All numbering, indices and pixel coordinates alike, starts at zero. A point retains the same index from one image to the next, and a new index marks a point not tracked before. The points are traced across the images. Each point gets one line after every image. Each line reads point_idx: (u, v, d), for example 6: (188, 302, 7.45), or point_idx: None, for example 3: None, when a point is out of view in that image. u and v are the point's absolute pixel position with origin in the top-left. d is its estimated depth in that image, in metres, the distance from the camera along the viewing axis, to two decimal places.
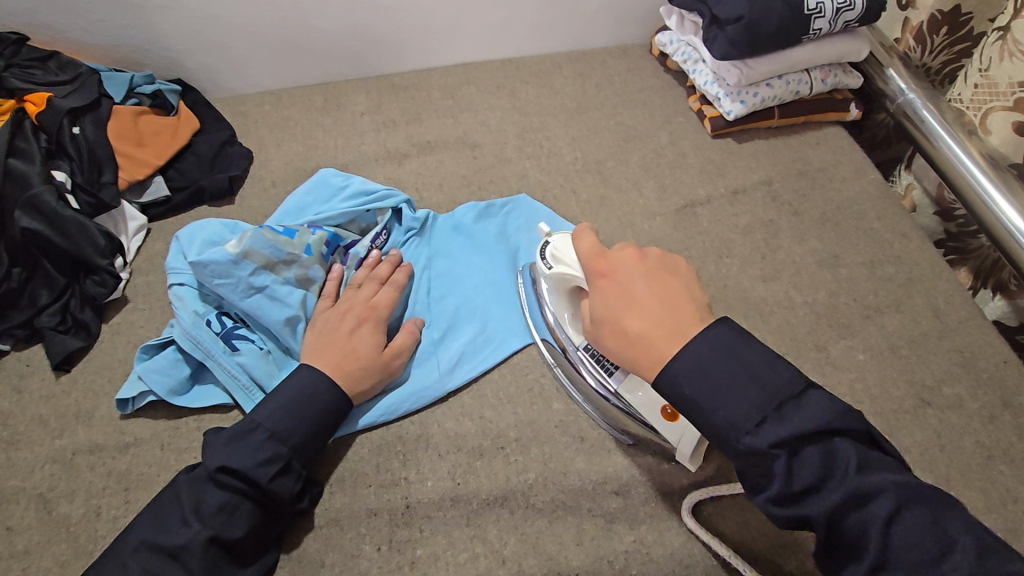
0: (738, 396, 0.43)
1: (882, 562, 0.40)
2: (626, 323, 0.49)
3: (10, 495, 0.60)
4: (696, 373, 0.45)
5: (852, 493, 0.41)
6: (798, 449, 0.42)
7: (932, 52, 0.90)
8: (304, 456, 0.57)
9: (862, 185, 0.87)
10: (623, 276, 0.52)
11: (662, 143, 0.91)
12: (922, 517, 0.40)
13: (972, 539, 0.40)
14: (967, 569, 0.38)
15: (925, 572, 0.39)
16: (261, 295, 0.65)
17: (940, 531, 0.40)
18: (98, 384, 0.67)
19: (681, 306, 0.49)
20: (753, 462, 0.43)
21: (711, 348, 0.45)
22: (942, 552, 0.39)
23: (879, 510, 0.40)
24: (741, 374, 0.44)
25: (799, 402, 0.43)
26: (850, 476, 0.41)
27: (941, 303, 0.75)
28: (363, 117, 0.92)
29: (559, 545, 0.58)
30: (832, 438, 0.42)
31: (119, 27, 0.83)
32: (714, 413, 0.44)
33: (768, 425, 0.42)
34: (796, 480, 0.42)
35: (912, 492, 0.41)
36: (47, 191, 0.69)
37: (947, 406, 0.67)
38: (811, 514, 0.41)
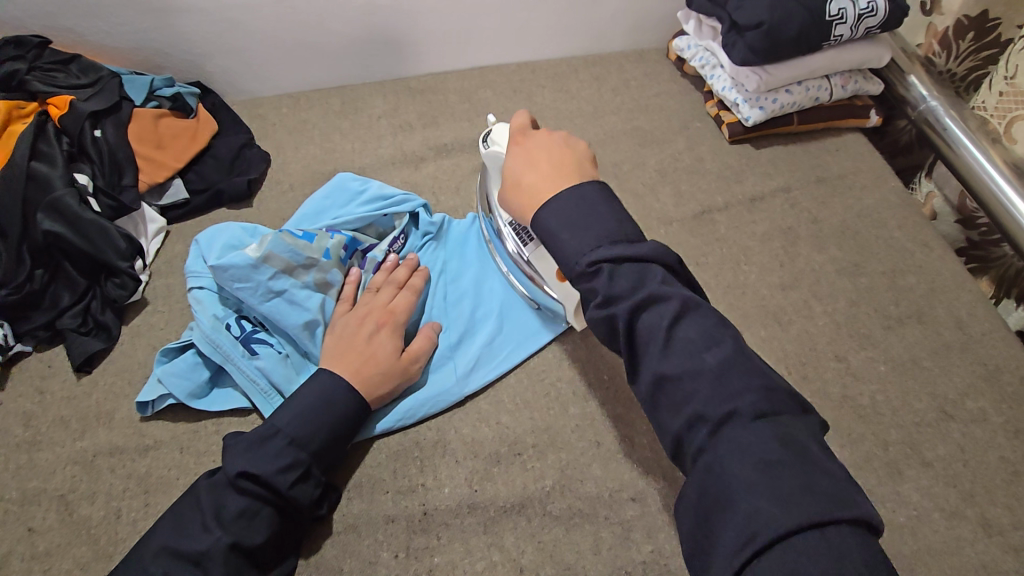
0: (586, 231, 0.47)
1: (666, 355, 0.44)
2: (522, 178, 0.54)
3: (32, 496, 0.60)
4: (559, 210, 0.48)
5: (650, 295, 0.45)
6: (619, 265, 0.46)
7: (956, 59, 0.88)
8: (323, 463, 0.58)
9: (882, 193, 0.86)
10: (531, 145, 0.56)
11: (679, 149, 0.90)
12: (702, 322, 0.45)
13: (734, 340, 0.44)
14: (724, 357, 0.43)
15: (693, 360, 0.43)
16: (280, 299, 0.65)
17: (711, 333, 0.44)
18: (118, 387, 0.67)
19: (569, 168, 0.52)
20: (583, 277, 0.46)
21: (577, 195, 0.49)
22: (709, 346, 0.44)
23: (667, 311, 0.44)
24: (597, 218, 0.48)
25: (636, 242, 0.47)
26: (652, 284, 0.45)
27: (964, 315, 0.74)
28: (380, 120, 0.93)
29: (577, 555, 0.57)
30: (648, 263, 0.47)
31: (139, 30, 0.84)
32: (564, 244, 0.48)
33: (603, 249, 0.46)
34: (614, 285, 0.45)
35: (696, 304, 0.46)
36: (69, 194, 0.69)
37: (970, 420, 0.67)
38: (617, 313, 0.45)
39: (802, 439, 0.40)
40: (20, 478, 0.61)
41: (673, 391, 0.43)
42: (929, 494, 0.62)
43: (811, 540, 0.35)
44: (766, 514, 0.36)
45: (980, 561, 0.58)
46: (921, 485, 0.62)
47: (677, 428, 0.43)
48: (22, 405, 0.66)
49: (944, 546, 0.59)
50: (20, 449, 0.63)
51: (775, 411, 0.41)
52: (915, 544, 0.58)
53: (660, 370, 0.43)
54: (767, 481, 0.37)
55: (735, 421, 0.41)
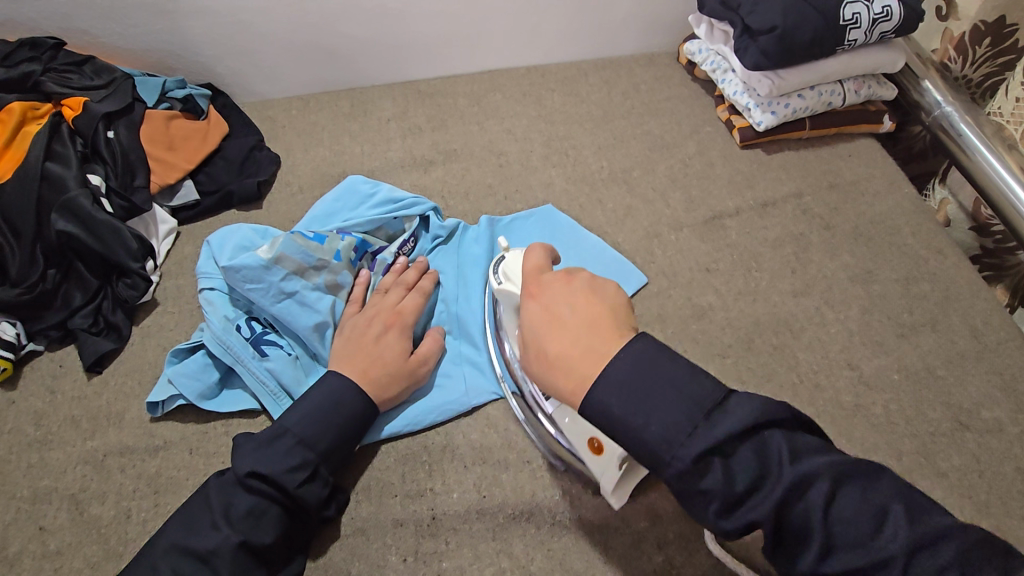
0: (666, 411, 0.40)
1: (827, 551, 0.37)
2: (545, 344, 0.46)
3: (43, 495, 0.60)
4: (620, 390, 0.41)
5: (788, 485, 0.38)
6: (732, 452, 0.39)
7: (973, 64, 0.88)
8: (331, 463, 0.57)
9: (896, 200, 0.85)
10: (550, 295, 0.49)
11: (689, 153, 0.90)
12: (854, 493, 0.38)
13: (903, 500, 0.38)
14: (905, 537, 0.36)
15: (865, 549, 0.36)
16: (291, 300, 0.65)
17: (870, 501, 0.38)
18: (129, 386, 0.67)
19: (602, 327, 0.45)
20: (685, 478, 0.39)
21: (634, 366, 0.42)
22: (880, 525, 0.37)
23: (816, 496, 0.37)
24: (666, 392, 0.41)
25: (724, 407, 0.40)
26: (782, 468, 0.38)
27: (979, 323, 0.73)
28: (389, 123, 0.93)
29: (586, 563, 0.57)
30: (765, 431, 0.40)
31: (152, 32, 0.84)
32: (643, 434, 0.40)
33: (700, 433, 0.39)
34: (735, 483, 0.38)
35: (841, 467, 0.39)
36: (82, 194, 0.70)
37: (986, 431, 0.66)
38: (757, 518, 0.38)
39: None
40: (31, 477, 0.61)
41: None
42: (943, 506, 0.61)
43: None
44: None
45: None
46: (935, 495, 0.61)
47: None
48: (34, 404, 0.66)
49: None
50: (32, 447, 0.63)
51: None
52: None
53: (821, 570, 0.37)
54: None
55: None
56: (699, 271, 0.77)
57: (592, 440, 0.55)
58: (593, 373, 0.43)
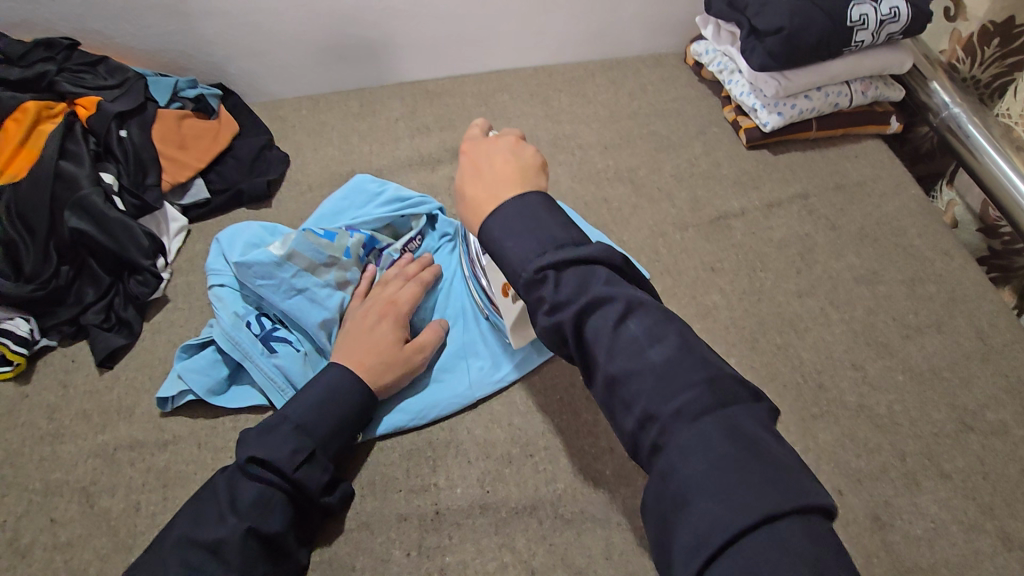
0: (533, 236, 0.42)
1: (612, 356, 0.39)
2: (462, 190, 0.48)
3: (54, 487, 0.62)
4: (503, 218, 0.43)
5: (596, 297, 0.40)
6: (563, 271, 0.41)
7: (982, 65, 0.87)
8: (330, 449, 0.58)
9: (903, 201, 0.85)
10: (477, 153, 0.49)
11: (696, 154, 0.90)
12: (648, 319, 0.40)
13: (683, 333, 0.40)
14: (671, 353, 0.38)
15: (639, 359, 0.39)
16: (301, 297, 0.66)
17: (658, 329, 0.40)
18: (139, 381, 0.68)
19: (511, 177, 0.47)
20: (528, 288, 0.41)
21: (524, 203, 0.44)
22: (655, 343, 0.39)
23: (613, 312, 0.40)
24: (542, 225, 0.43)
25: (580, 245, 0.42)
26: (596, 285, 0.41)
27: (985, 325, 0.73)
28: (397, 123, 0.93)
29: (588, 559, 0.57)
30: (593, 263, 0.42)
31: (164, 33, 0.85)
32: (508, 253, 0.43)
33: (548, 254, 0.41)
34: (558, 290, 0.40)
35: (643, 300, 0.41)
36: (95, 192, 0.71)
37: (991, 432, 0.65)
38: (563, 321, 0.40)
39: (748, 426, 0.36)
40: (44, 470, 0.63)
41: (622, 392, 0.39)
42: (947, 507, 0.61)
43: (758, 539, 0.31)
44: (716, 517, 0.32)
45: None
46: (939, 497, 0.61)
47: (631, 428, 0.38)
48: (47, 398, 0.67)
49: (962, 560, 0.58)
50: (44, 441, 0.64)
51: (725, 406, 0.36)
52: (933, 557, 0.58)
53: (608, 371, 0.39)
54: (713, 477, 0.34)
55: (681, 420, 0.36)
56: (704, 271, 0.77)
57: (506, 286, 0.67)
58: (488, 211, 0.46)
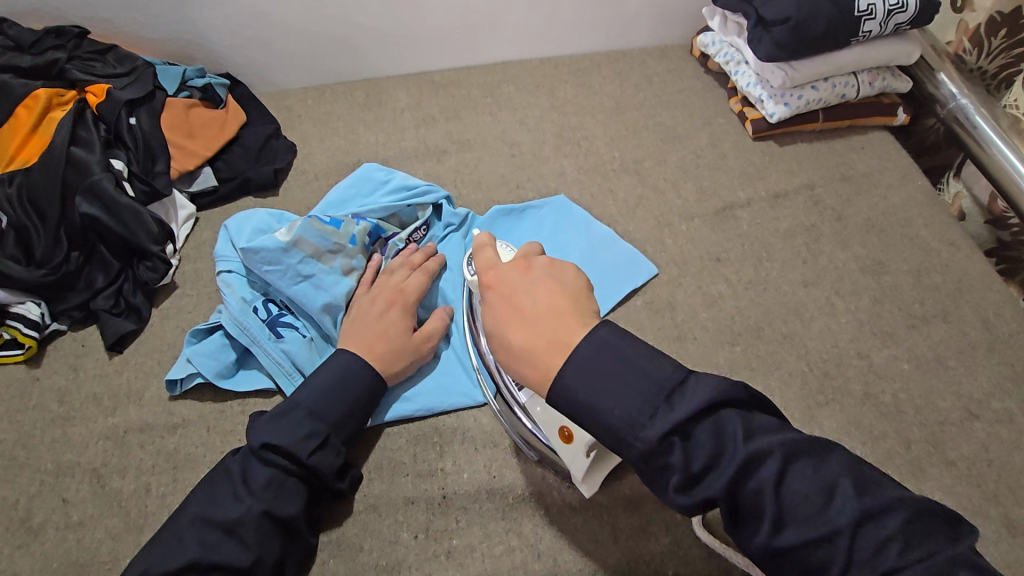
0: (626, 393, 0.42)
1: (780, 524, 0.38)
2: (509, 335, 0.47)
3: (66, 468, 0.62)
4: (583, 374, 0.43)
5: (743, 462, 0.39)
6: (691, 433, 0.40)
7: (989, 56, 0.87)
8: (343, 433, 0.58)
9: (909, 192, 0.85)
10: (511, 288, 0.49)
11: (701, 144, 0.90)
12: (806, 470, 0.39)
13: (852, 476, 0.39)
14: (851, 510, 0.37)
15: (816, 522, 0.37)
16: (308, 283, 0.66)
17: (822, 477, 0.39)
18: (148, 366, 0.69)
19: (565, 317, 0.46)
20: (647, 455, 0.40)
21: (601, 355, 0.43)
22: (828, 498, 0.38)
23: (769, 471, 0.39)
24: (631, 376, 0.42)
25: (685, 387, 0.41)
26: (737, 446, 0.39)
27: (991, 315, 0.73)
28: (403, 113, 0.94)
29: (594, 543, 0.58)
30: (722, 413, 0.41)
31: (173, 22, 0.86)
32: (607, 416, 0.42)
33: (659, 417, 0.40)
34: (692, 461, 0.39)
35: (794, 444, 0.40)
36: (106, 178, 0.72)
37: (996, 421, 0.66)
38: (712, 494, 0.39)
39: (962, 574, 0.35)
40: (55, 451, 0.63)
41: (802, 560, 0.37)
42: (952, 494, 0.61)
43: None
44: None
45: (1004, 562, 0.57)
46: (943, 484, 0.61)
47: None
48: (58, 381, 0.68)
49: None
50: (55, 423, 0.65)
51: (928, 553, 0.36)
52: None
53: (775, 543, 0.38)
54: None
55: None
56: (709, 260, 0.78)
57: (563, 430, 0.57)
58: (556, 362, 0.44)
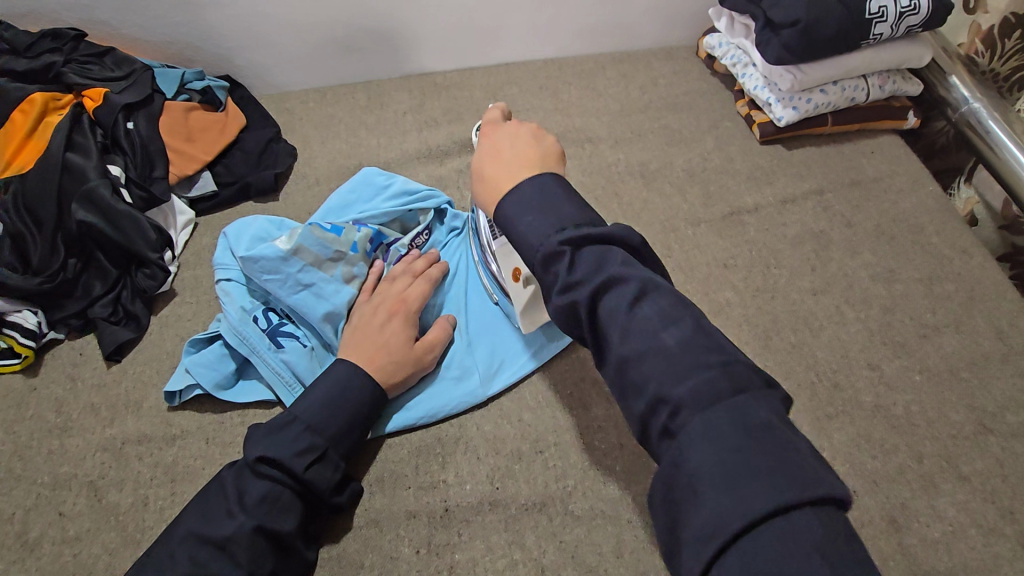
0: (549, 214, 0.44)
1: (624, 339, 0.39)
2: (484, 169, 0.51)
3: (63, 481, 0.61)
4: (519, 194, 0.46)
5: (610, 277, 0.40)
6: (579, 250, 0.42)
7: (1002, 58, 0.86)
8: (342, 447, 0.57)
9: (920, 197, 0.83)
10: (499, 136, 0.52)
11: (708, 148, 0.89)
12: (662, 302, 0.40)
13: (697, 319, 0.40)
14: (683, 338, 0.38)
15: (651, 339, 0.38)
16: (307, 291, 0.65)
17: (673, 312, 0.39)
18: (146, 375, 0.68)
19: (532, 161, 0.49)
20: (544, 261, 0.43)
21: (539, 183, 0.46)
22: (670, 326, 0.39)
23: (627, 293, 0.40)
24: (557, 205, 0.45)
25: (596, 225, 0.44)
26: (612, 267, 0.41)
27: (1005, 325, 0.72)
28: (405, 116, 0.92)
29: (599, 557, 0.57)
30: (609, 244, 0.43)
31: (171, 24, 0.84)
32: (525, 229, 0.45)
33: (565, 232, 0.43)
34: (573, 272, 0.41)
35: (658, 283, 0.41)
36: (102, 185, 0.70)
37: (1010, 434, 0.64)
38: (578, 300, 0.40)
39: (764, 416, 0.35)
40: (52, 464, 0.62)
41: (633, 374, 0.38)
42: (966, 510, 0.60)
43: (770, 527, 0.31)
44: (724, 503, 0.32)
45: None
46: (956, 499, 0.60)
47: (640, 411, 0.38)
48: (55, 391, 0.67)
49: (979, 564, 0.57)
50: (52, 435, 0.64)
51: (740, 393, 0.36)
52: (950, 560, 0.57)
53: (620, 352, 0.39)
54: (724, 466, 0.33)
55: (690, 405, 0.36)
56: (717, 267, 0.76)
57: (516, 272, 0.66)
58: (506, 189, 0.48)
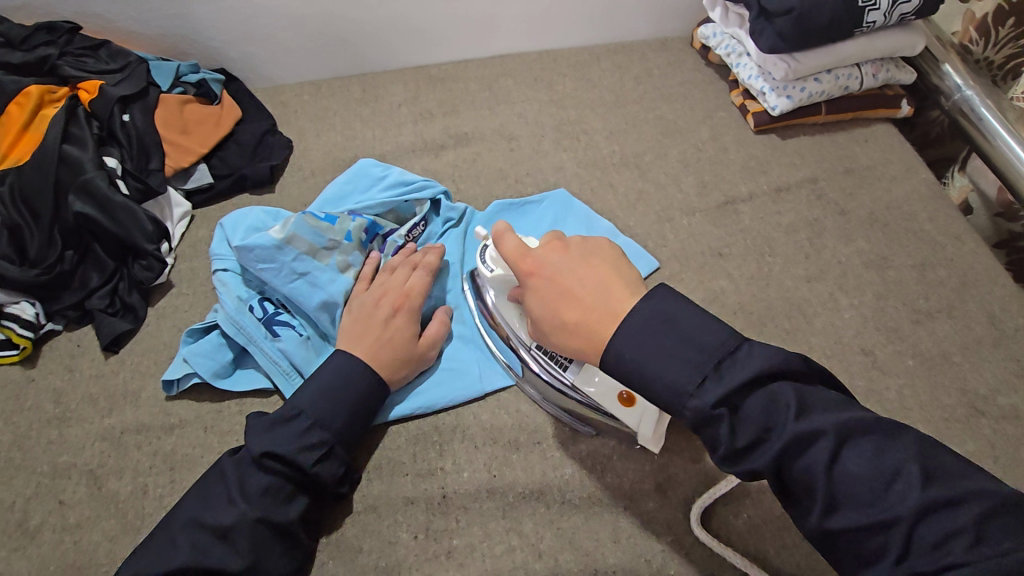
0: (678, 363, 0.43)
1: (835, 506, 0.40)
2: (564, 315, 0.49)
3: (62, 470, 0.62)
4: (631, 344, 0.45)
5: (794, 438, 0.40)
6: (739, 405, 0.42)
7: (996, 46, 0.86)
8: (346, 441, 0.58)
9: (913, 185, 0.84)
10: (555, 271, 0.51)
11: (702, 138, 0.89)
12: (863, 450, 0.40)
13: (921, 463, 0.39)
14: (914, 497, 0.37)
15: (872, 507, 0.38)
16: (303, 281, 0.65)
17: (883, 461, 0.39)
18: (145, 366, 0.68)
19: (615, 290, 0.48)
20: (695, 422, 0.43)
21: (641, 319, 0.45)
22: (887, 482, 0.38)
23: (823, 450, 0.40)
24: (680, 348, 0.43)
25: (736, 357, 0.43)
26: (789, 422, 0.41)
27: (996, 309, 0.73)
28: (400, 108, 0.93)
29: (595, 542, 0.57)
30: (774, 383, 0.42)
31: (167, 17, 0.85)
32: (656, 385, 0.44)
33: (708, 382, 0.42)
34: (739, 436, 0.42)
35: (855, 425, 0.41)
36: (99, 176, 0.71)
37: (1001, 417, 0.65)
38: (758, 467, 0.42)
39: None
40: (51, 453, 0.63)
41: (861, 543, 0.39)
42: None
43: None
44: None
45: None
46: None
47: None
48: (53, 382, 0.67)
49: None
50: (51, 424, 0.64)
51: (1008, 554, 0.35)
52: None
53: (827, 523, 0.40)
54: None
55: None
56: (711, 255, 0.77)
57: (626, 395, 0.59)
58: (608, 334, 0.46)
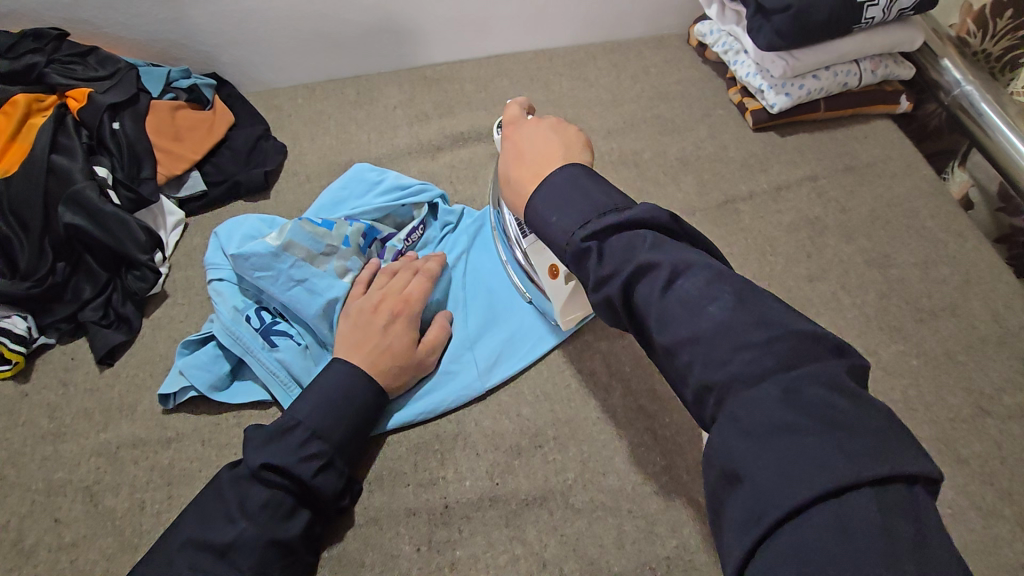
0: (575, 208, 0.44)
1: (665, 325, 0.38)
2: (509, 170, 0.52)
3: (57, 487, 0.61)
4: (542, 193, 0.46)
5: (641, 263, 0.39)
6: (605, 241, 0.42)
7: (994, 38, 0.85)
8: (346, 454, 0.57)
9: (914, 181, 0.83)
10: (520, 136, 0.54)
11: (701, 137, 0.88)
12: (701, 277, 0.38)
13: (737, 291, 0.37)
14: (721, 316, 0.36)
15: (689, 323, 0.37)
16: (300, 288, 0.64)
17: (712, 287, 0.37)
18: (140, 378, 0.67)
19: (553, 157, 0.50)
20: (573, 259, 0.43)
21: (561, 180, 0.46)
22: (708, 304, 0.37)
23: (659, 279, 0.39)
24: (581, 199, 0.44)
25: (622, 210, 0.43)
26: (641, 250, 0.40)
27: (1000, 306, 0.72)
28: (395, 111, 0.91)
29: (601, 550, 0.57)
30: (636, 228, 0.42)
31: (156, 22, 0.83)
32: (552, 226, 0.45)
33: (591, 223, 0.43)
34: (603, 263, 0.41)
35: (696, 260, 0.39)
36: (89, 186, 0.69)
37: (1007, 416, 0.65)
38: (611, 294, 0.40)
39: (815, 387, 0.32)
40: (46, 469, 0.62)
41: (677, 360, 0.37)
42: (963, 493, 0.60)
43: (824, 512, 0.28)
44: (769, 485, 0.30)
45: (1018, 561, 0.56)
46: (955, 482, 0.60)
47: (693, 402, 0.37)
48: (47, 397, 0.66)
49: (979, 545, 0.57)
50: (45, 440, 0.63)
51: (791, 368, 0.33)
52: None
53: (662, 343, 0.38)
54: (767, 450, 0.31)
55: (738, 390, 0.34)
56: None
57: (553, 269, 0.65)
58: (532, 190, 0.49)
